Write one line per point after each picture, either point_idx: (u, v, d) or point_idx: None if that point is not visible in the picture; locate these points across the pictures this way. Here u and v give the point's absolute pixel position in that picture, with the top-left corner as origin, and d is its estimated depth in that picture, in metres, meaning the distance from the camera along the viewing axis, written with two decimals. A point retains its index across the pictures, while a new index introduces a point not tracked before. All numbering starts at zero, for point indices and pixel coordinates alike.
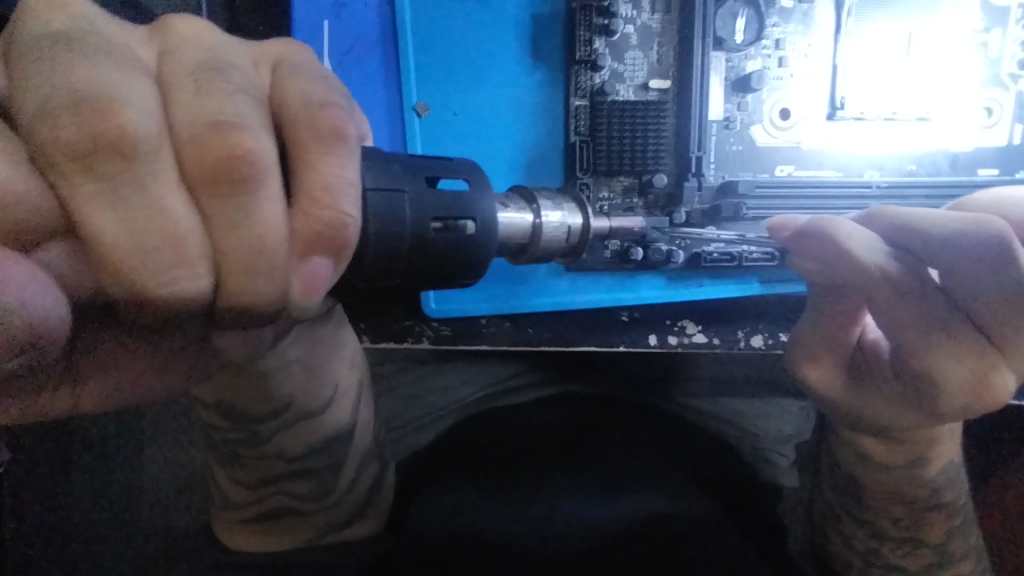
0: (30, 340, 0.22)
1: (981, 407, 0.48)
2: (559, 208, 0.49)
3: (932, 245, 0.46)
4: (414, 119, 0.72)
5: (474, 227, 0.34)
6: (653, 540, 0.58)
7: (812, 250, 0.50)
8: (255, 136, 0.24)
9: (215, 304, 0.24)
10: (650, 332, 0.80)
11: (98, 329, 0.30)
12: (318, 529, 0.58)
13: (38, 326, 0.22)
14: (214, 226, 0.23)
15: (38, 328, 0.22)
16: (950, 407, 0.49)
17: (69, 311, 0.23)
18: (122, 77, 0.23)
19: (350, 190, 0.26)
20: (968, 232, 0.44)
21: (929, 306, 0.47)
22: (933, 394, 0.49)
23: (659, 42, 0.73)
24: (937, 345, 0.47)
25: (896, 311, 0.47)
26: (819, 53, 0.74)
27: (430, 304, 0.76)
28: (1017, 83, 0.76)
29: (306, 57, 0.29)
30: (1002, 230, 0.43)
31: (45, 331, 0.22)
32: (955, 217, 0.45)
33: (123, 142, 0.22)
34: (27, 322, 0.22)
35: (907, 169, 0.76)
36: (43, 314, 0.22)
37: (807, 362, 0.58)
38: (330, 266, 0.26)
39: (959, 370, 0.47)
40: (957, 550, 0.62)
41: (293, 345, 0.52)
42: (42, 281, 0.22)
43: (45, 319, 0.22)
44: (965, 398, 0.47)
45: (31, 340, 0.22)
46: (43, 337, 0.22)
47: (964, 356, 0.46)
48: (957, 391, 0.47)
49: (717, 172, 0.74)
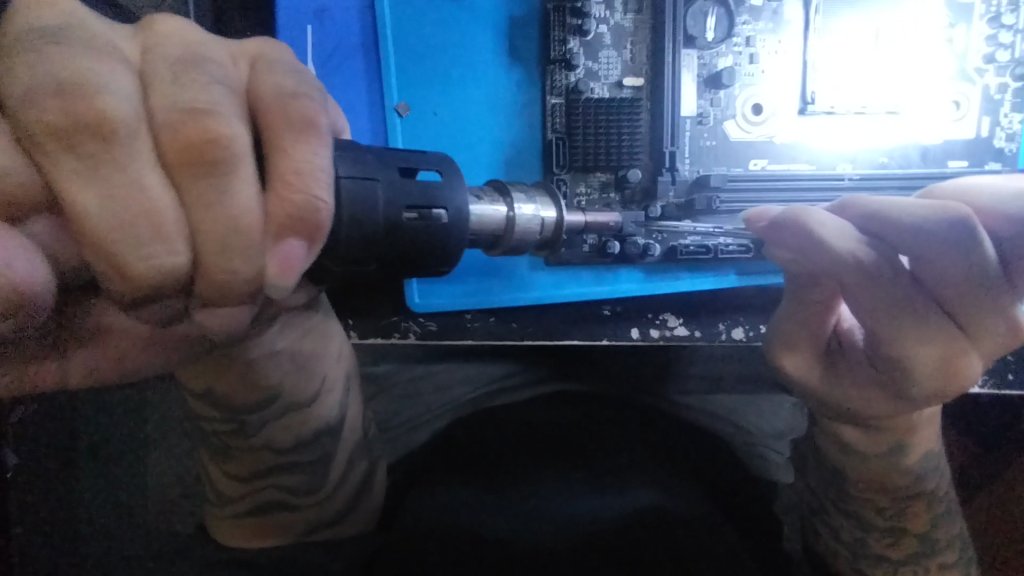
0: (16, 303, 0.23)
1: (952, 390, 0.50)
2: (532, 201, 0.51)
3: (898, 231, 0.47)
4: (395, 118, 0.73)
5: (446, 216, 0.36)
6: (641, 542, 0.58)
7: (789, 241, 0.50)
8: (229, 122, 0.25)
9: (193, 280, 0.26)
10: (632, 326, 0.85)
11: (84, 306, 0.31)
12: (306, 524, 0.59)
13: (26, 291, 0.23)
14: (190, 206, 0.25)
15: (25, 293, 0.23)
16: (924, 392, 0.51)
17: (51, 279, 0.24)
18: (105, 67, 0.24)
19: (322, 175, 0.27)
20: (930, 218, 0.46)
21: (896, 292, 0.48)
22: (908, 378, 0.50)
23: (632, 42, 0.75)
24: (908, 331, 0.48)
25: (865, 295, 0.48)
26: (789, 50, 0.76)
27: (415, 298, 0.79)
28: (984, 76, 0.79)
29: (284, 54, 0.31)
30: (964, 215, 0.45)
31: (31, 293, 0.24)
32: (919, 204, 0.47)
33: (104, 124, 0.23)
34: (11, 284, 0.23)
35: (879, 162, 0.78)
36: (29, 278, 0.24)
37: (785, 350, 0.59)
38: (304, 248, 0.27)
39: (930, 353, 0.48)
40: (941, 539, 0.64)
41: (277, 335, 0.53)
42: (26, 249, 0.24)
43: (30, 284, 0.24)
44: (939, 382, 0.49)
45: (20, 301, 0.23)
46: (31, 300, 0.24)
47: (932, 338, 0.48)
48: (926, 375, 0.49)
49: (692, 167, 0.76)
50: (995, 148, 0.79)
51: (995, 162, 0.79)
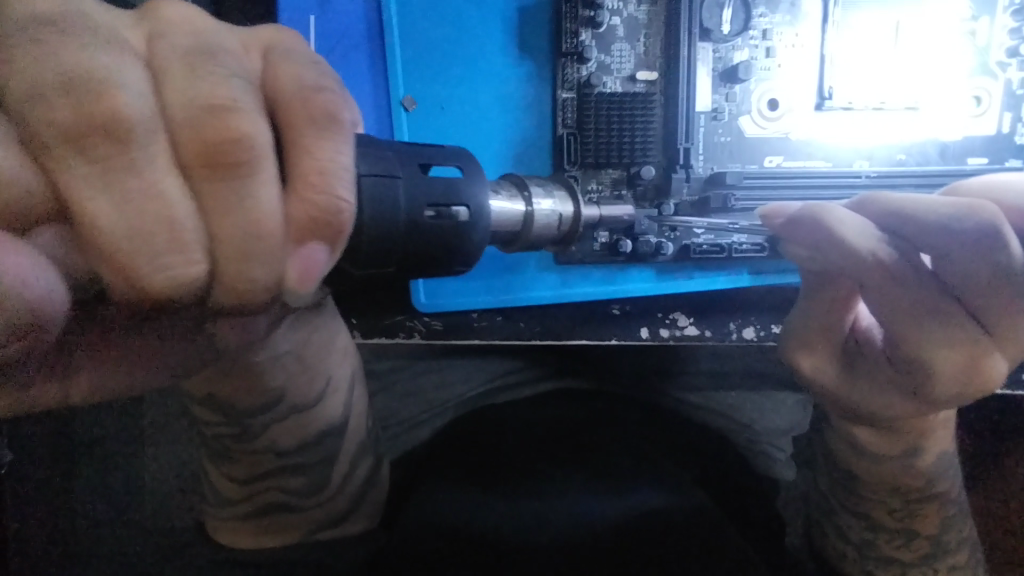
0: (30, 324, 0.23)
1: (974, 392, 0.48)
2: (549, 196, 0.49)
3: (922, 228, 0.45)
4: (402, 113, 0.72)
5: (467, 213, 0.35)
6: (654, 539, 0.57)
7: (805, 237, 0.48)
8: (251, 119, 0.24)
9: (212, 292, 0.24)
10: (641, 325, 0.79)
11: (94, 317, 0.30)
12: (312, 523, 0.58)
13: (39, 310, 0.23)
14: (210, 210, 0.23)
15: (38, 313, 0.23)
16: (944, 394, 0.49)
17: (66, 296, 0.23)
18: (114, 60, 0.23)
19: (344, 175, 0.26)
20: (962, 217, 0.44)
21: (925, 291, 0.46)
22: (927, 380, 0.48)
23: (645, 34, 0.73)
24: (929, 332, 0.46)
25: (891, 292, 0.46)
26: (807, 43, 0.75)
27: (421, 298, 0.76)
28: (1006, 71, 0.77)
29: (297, 42, 0.29)
30: (992, 214, 0.43)
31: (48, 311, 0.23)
32: (948, 202, 0.45)
33: (116, 124, 0.22)
34: (27, 307, 0.22)
35: (896, 158, 0.76)
36: (45, 296, 0.23)
37: (801, 350, 0.57)
38: (326, 253, 0.26)
39: (953, 356, 0.46)
40: (951, 542, 0.62)
41: (285, 336, 0.52)
42: (39, 266, 0.22)
43: (46, 302, 0.23)
44: (959, 385, 0.47)
45: (31, 325, 0.23)
46: (41, 322, 0.23)
47: (953, 340, 0.46)
48: (948, 374, 0.47)
49: (706, 163, 0.75)
50: (1016, 145, 0.77)
51: (1016, 159, 0.77)
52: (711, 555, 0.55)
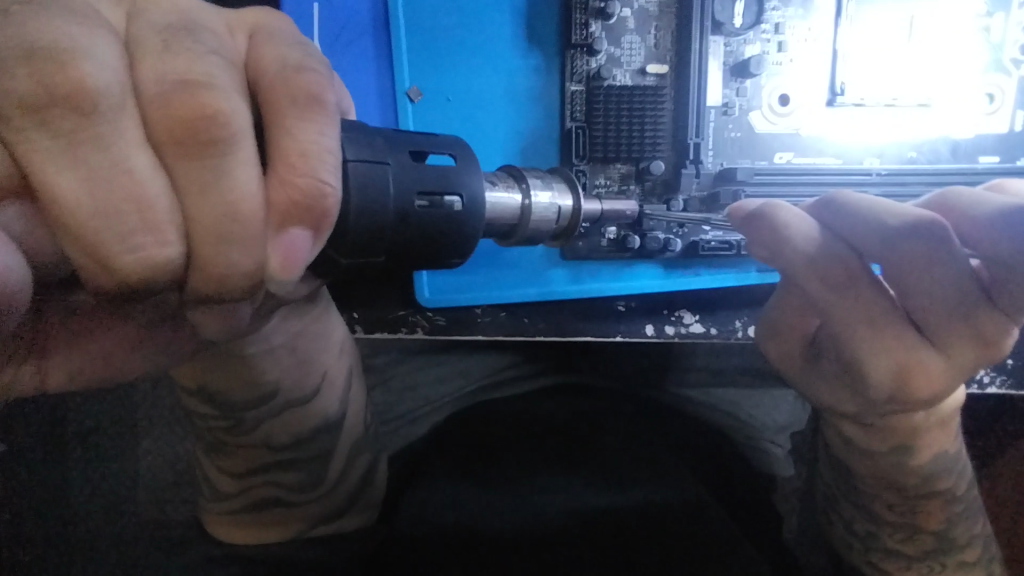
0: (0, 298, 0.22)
1: (910, 395, 0.48)
2: (549, 188, 0.49)
3: (861, 231, 0.45)
4: (407, 103, 0.71)
5: (460, 204, 0.34)
6: (645, 534, 0.56)
7: (758, 238, 0.46)
8: (227, 96, 0.23)
9: (187, 273, 0.24)
10: (647, 321, 0.78)
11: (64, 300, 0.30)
12: (308, 521, 0.57)
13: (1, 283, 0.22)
14: (184, 191, 0.23)
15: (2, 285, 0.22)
16: (880, 395, 0.49)
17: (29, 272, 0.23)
18: (86, 32, 0.22)
19: (329, 157, 0.26)
20: (900, 218, 0.44)
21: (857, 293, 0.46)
22: (861, 379, 0.49)
23: (655, 27, 0.72)
24: (875, 337, 0.46)
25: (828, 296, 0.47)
26: (819, 37, 0.73)
27: (425, 293, 0.74)
28: (1020, 68, 0.75)
29: (284, 26, 0.29)
30: (928, 218, 0.43)
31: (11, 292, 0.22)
32: (886, 206, 0.45)
33: (82, 97, 0.21)
34: None
35: (907, 156, 0.75)
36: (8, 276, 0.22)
37: (769, 339, 0.56)
38: (308, 239, 0.26)
39: (885, 362, 0.47)
40: (959, 538, 0.60)
41: (278, 328, 0.51)
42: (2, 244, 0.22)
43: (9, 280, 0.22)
44: (892, 388, 0.47)
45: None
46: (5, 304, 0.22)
47: (892, 345, 0.46)
48: (880, 379, 0.47)
49: (715, 159, 0.73)
50: None
51: None
52: (707, 557, 0.55)
